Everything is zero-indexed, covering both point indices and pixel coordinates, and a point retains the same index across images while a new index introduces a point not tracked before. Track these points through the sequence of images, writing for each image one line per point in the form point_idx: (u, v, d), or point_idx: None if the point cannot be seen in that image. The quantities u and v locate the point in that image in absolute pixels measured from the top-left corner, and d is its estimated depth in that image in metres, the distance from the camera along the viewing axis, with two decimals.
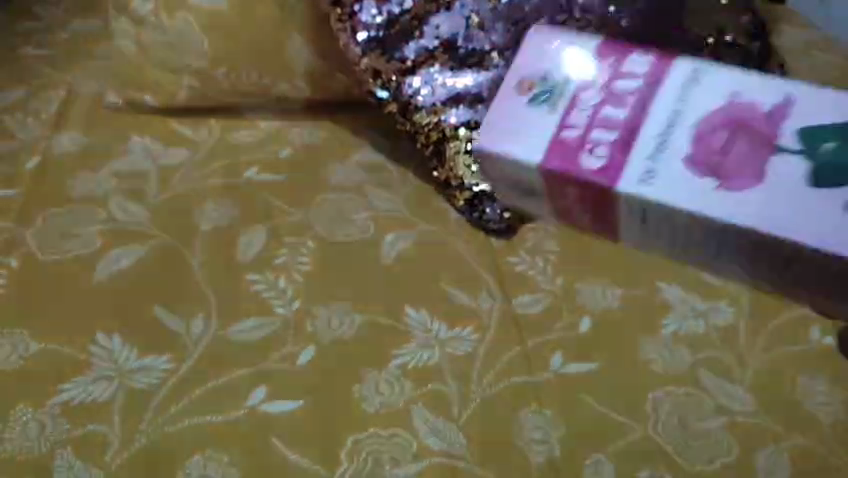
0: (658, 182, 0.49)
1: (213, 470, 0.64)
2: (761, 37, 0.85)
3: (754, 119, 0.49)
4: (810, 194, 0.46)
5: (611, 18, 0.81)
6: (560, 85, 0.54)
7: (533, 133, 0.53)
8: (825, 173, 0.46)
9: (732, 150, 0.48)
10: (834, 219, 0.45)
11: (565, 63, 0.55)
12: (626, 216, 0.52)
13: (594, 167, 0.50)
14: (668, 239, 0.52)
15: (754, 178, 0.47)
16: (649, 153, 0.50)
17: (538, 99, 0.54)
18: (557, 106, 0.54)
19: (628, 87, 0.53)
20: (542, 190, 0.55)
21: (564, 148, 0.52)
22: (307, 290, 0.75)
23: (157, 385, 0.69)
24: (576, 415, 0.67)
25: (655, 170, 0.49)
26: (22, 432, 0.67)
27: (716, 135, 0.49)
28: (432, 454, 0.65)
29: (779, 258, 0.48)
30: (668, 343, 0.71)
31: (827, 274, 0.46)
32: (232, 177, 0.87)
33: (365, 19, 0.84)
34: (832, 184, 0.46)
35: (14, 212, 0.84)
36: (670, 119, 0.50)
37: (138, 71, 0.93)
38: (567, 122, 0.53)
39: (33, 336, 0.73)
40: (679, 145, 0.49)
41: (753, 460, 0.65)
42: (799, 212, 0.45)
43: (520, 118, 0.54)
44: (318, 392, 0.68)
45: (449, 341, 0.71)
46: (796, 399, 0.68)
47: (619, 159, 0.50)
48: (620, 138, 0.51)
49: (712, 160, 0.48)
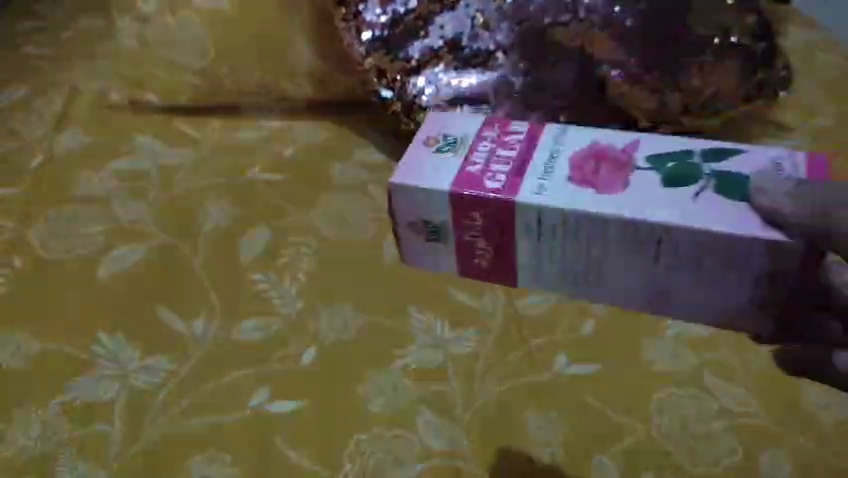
0: (554, 196, 0.47)
1: (216, 470, 0.63)
2: (766, 37, 0.83)
3: (615, 154, 0.49)
4: (676, 197, 0.46)
5: (615, 16, 0.81)
6: (460, 139, 0.52)
7: (435, 169, 0.50)
8: (723, 189, 0.46)
9: (599, 175, 0.48)
10: (705, 209, 0.45)
11: (460, 124, 0.53)
12: (528, 251, 0.49)
13: (499, 187, 0.48)
14: (574, 279, 0.50)
15: (620, 184, 0.47)
16: (540, 175, 0.48)
17: (443, 148, 0.51)
18: (462, 150, 0.51)
19: (518, 139, 0.51)
20: (455, 250, 0.51)
21: (469, 179, 0.49)
22: (311, 289, 0.75)
23: (160, 384, 0.68)
24: (579, 417, 0.67)
25: (546, 186, 0.47)
26: (25, 432, 0.66)
27: (586, 164, 0.49)
28: (436, 454, 0.64)
29: (635, 246, 0.46)
30: (673, 342, 0.71)
31: (746, 278, 0.45)
32: (236, 177, 0.87)
33: (370, 18, 0.87)
34: (683, 187, 0.46)
35: (18, 212, 0.84)
36: (553, 151, 0.50)
37: (143, 71, 0.94)
38: (470, 160, 0.50)
39: (35, 336, 0.72)
40: (564, 171, 0.48)
41: (757, 460, 0.64)
42: (681, 212, 0.45)
43: (430, 164, 0.50)
44: (321, 393, 0.68)
45: (452, 342, 0.71)
46: (799, 400, 0.67)
47: (517, 179, 0.48)
48: (520, 171, 0.49)
49: (587, 178, 0.48)
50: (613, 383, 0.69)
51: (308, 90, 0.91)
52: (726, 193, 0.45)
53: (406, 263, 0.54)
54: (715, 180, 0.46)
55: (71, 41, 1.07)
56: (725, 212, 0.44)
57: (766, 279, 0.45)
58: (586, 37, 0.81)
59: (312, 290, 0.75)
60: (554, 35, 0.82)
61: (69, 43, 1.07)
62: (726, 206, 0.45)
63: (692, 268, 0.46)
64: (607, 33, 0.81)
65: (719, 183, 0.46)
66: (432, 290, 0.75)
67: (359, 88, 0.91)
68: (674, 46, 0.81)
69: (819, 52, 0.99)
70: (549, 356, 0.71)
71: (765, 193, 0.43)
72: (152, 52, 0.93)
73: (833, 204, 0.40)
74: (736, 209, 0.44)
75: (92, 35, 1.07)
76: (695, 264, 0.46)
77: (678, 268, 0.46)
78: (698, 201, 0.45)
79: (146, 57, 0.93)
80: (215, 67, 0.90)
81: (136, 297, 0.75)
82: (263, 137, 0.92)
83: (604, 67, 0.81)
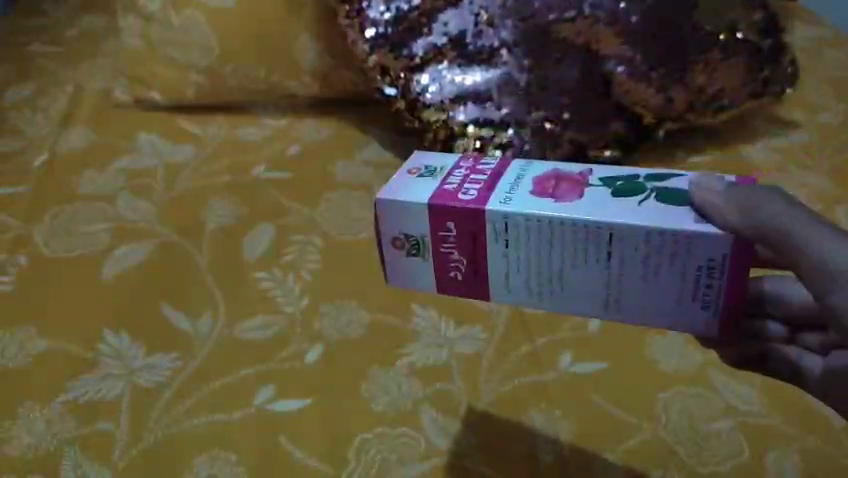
0: (520, 204, 0.51)
1: (220, 468, 0.62)
2: (771, 34, 0.85)
3: (572, 174, 0.53)
4: (625, 203, 0.50)
5: (621, 12, 0.80)
6: (440, 168, 0.56)
7: (414, 189, 0.53)
8: (669, 199, 0.50)
9: (559, 188, 0.52)
10: (655, 211, 0.49)
11: (438, 158, 0.57)
12: (498, 258, 0.53)
13: (471, 199, 0.52)
14: (539, 287, 0.53)
15: (576, 194, 0.51)
16: (507, 189, 0.52)
17: (423, 175, 0.55)
18: (439, 174, 0.55)
19: (489, 165, 0.55)
20: (434, 264, 0.54)
21: (444, 194, 0.52)
22: (315, 287, 0.75)
23: (165, 381, 0.68)
24: (584, 414, 0.66)
25: (512, 198, 0.51)
26: (29, 429, 0.65)
27: (547, 181, 0.53)
28: (442, 453, 0.64)
29: (596, 248, 0.50)
30: (678, 339, 0.72)
31: (691, 275, 0.49)
32: (240, 174, 0.87)
33: (373, 15, 0.85)
34: (633, 196, 0.51)
35: (23, 209, 0.84)
36: (518, 173, 0.54)
37: (146, 68, 0.94)
38: (446, 181, 0.54)
39: (40, 333, 0.72)
40: (528, 187, 0.52)
41: (763, 460, 0.63)
42: (631, 214, 0.49)
43: (409, 185, 0.54)
44: (325, 392, 0.68)
45: (457, 340, 0.71)
46: (803, 399, 0.67)
47: (488, 193, 0.52)
48: (489, 186, 0.53)
49: (548, 190, 0.52)
50: (619, 381, 0.69)
51: (312, 88, 0.91)
52: (670, 201, 0.50)
53: (390, 283, 0.57)
54: (661, 191, 0.51)
55: (75, 43, 1.07)
56: (670, 213, 0.49)
57: (710, 275, 0.49)
58: (591, 33, 0.81)
59: (317, 289, 0.75)
60: (559, 32, 0.81)
61: (73, 44, 1.07)
62: (670, 209, 0.49)
63: (651, 268, 0.50)
64: (613, 30, 0.80)
65: (665, 193, 0.51)
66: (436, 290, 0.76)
67: (363, 83, 0.91)
68: (680, 42, 0.81)
69: (813, 64, 1.01)
70: (554, 355, 0.71)
71: (705, 188, 0.48)
72: (156, 50, 0.93)
73: (764, 205, 0.46)
74: (680, 210, 0.49)
75: (95, 36, 1.08)
76: (646, 265, 0.50)
77: (631, 269, 0.51)
78: (645, 205, 0.50)
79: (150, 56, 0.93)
80: (219, 64, 0.91)
81: (141, 295, 0.74)
82: (267, 136, 0.92)
83: (610, 63, 0.82)
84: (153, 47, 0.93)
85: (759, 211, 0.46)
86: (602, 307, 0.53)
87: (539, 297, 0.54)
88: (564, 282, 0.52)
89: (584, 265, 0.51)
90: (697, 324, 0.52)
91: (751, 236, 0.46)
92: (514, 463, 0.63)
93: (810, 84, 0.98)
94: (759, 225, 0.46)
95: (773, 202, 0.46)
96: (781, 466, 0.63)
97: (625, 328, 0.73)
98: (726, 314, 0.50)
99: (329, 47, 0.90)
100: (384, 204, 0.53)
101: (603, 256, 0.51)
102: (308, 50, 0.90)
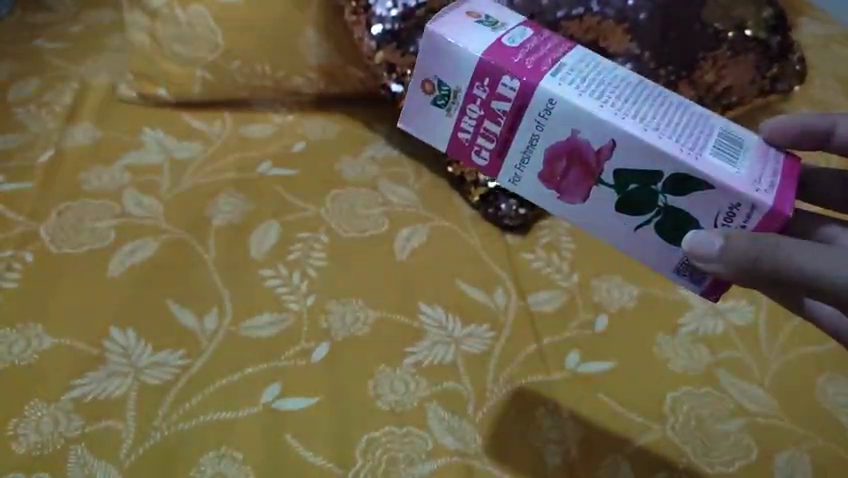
0: (524, 191, 0.58)
1: (228, 467, 0.63)
2: (781, 32, 0.88)
3: (589, 154, 0.55)
4: (624, 222, 0.57)
5: (630, 11, 0.81)
6: (454, 91, 0.57)
7: (434, 128, 0.59)
8: (670, 226, 0.56)
9: (568, 179, 0.57)
10: (649, 244, 0.57)
11: (455, 64, 0.56)
12: None
13: (483, 166, 0.59)
14: None
15: (582, 195, 0.57)
16: (518, 163, 0.57)
17: (438, 101, 0.58)
18: (453, 107, 0.57)
19: (504, 108, 0.55)
20: None
21: (460, 149, 0.59)
22: (321, 282, 0.75)
23: (173, 379, 0.68)
24: (593, 414, 0.67)
25: (519, 179, 0.58)
26: (35, 427, 0.65)
27: (558, 164, 0.56)
28: (450, 452, 0.64)
29: None
30: (684, 341, 0.72)
31: None
32: (247, 172, 0.87)
33: (380, 12, 0.81)
34: (636, 213, 0.56)
35: (29, 204, 0.83)
36: (533, 136, 0.56)
37: (151, 63, 0.93)
38: (460, 127, 0.58)
39: (45, 330, 0.71)
40: (537, 167, 0.57)
41: (772, 461, 0.65)
42: (626, 240, 0.58)
43: (426, 115, 0.59)
44: (335, 389, 0.68)
45: (464, 339, 0.71)
46: (813, 402, 0.69)
47: (499, 161, 0.58)
48: (499, 151, 0.57)
49: (556, 181, 0.57)
50: (628, 381, 0.69)
51: (318, 84, 0.92)
52: (667, 229, 0.56)
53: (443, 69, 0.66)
54: (666, 216, 0.56)
55: (77, 38, 1.07)
56: (665, 250, 0.57)
57: None
58: (600, 30, 0.81)
59: (323, 287, 0.75)
60: (566, 30, 0.80)
61: (75, 40, 1.06)
62: (661, 244, 0.57)
63: None
64: (621, 28, 0.81)
65: (671, 215, 0.56)
66: (444, 287, 0.75)
67: (368, 81, 0.92)
68: (687, 39, 0.84)
69: (821, 60, 1.02)
70: (561, 354, 0.71)
71: (704, 256, 0.51)
72: (162, 46, 0.92)
73: (760, 254, 0.48)
74: (671, 247, 0.57)
75: (94, 33, 1.08)
76: None
77: None
78: (640, 233, 0.57)
79: (155, 53, 0.93)
80: (225, 60, 0.91)
81: (147, 294, 0.74)
82: (273, 134, 0.92)
83: (619, 60, 0.82)
84: (160, 43, 0.92)
85: (760, 262, 0.48)
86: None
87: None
88: None
89: None
90: None
91: (753, 281, 0.49)
92: (525, 464, 0.64)
93: (817, 82, 0.98)
94: (758, 272, 0.48)
95: (771, 249, 0.48)
96: (791, 464, 0.64)
97: (633, 326, 0.73)
98: None
99: (336, 45, 0.90)
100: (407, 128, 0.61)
101: None
102: (315, 47, 0.90)
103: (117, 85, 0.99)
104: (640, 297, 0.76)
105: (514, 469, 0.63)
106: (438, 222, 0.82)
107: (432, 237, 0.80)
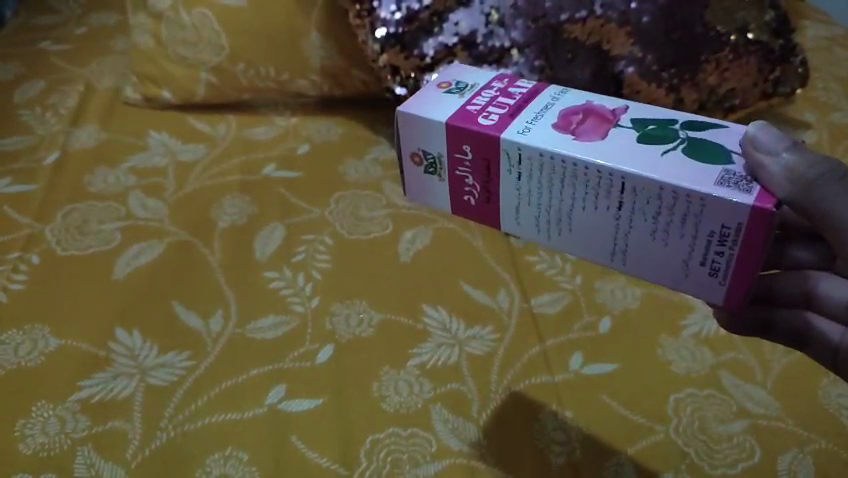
0: (535, 136, 0.53)
1: (233, 468, 0.62)
2: (784, 34, 0.89)
3: (605, 110, 0.55)
4: (648, 152, 0.51)
5: (632, 13, 0.81)
6: (470, 85, 0.60)
7: (441, 107, 0.57)
8: (695, 153, 0.51)
9: (582, 126, 0.54)
10: (676, 166, 0.50)
11: (474, 76, 0.62)
12: (509, 191, 0.56)
13: (489, 125, 0.54)
14: (547, 228, 0.57)
15: (601, 134, 0.53)
16: (529, 119, 0.55)
17: (452, 90, 0.59)
18: (466, 92, 0.59)
19: (520, 90, 0.58)
20: (449, 185, 0.59)
21: (464, 115, 0.56)
22: (326, 284, 0.76)
23: (179, 381, 0.68)
24: (597, 415, 0.67)
25: (532, 128, 0.54)
26: (41, 428, 0.65)
27: (572, 116, 0.55)
28: (454, 453, 0.64)
29: (610, 197, 0.52)
30: (688, 342, 0.73)
31: (702, 240, 0.50)
32: (251, 174, 0.87)
33: (384, 15, 0.81)
34: (660, 146, 0.52)
35: (35, 205, 0.83)
36: (547, 103, 0.57)
37: (156, 66, 0.94)
38: (471, 102, 0.57)
39: (52, 332, 0.71)
40: (550, 120, 0.55)
41: (776, 461, 0.64)
42: (654, 165, 0.50)
43: (437, 99, 0.59)
44: (340, 389, 0.68)
45: (467, 340, 0.72)
46: (816, 403, 0.68)
47: (508, 120, 0.55)
48: (511, 112, 0.56)
49: (570, 127, 0.54)
50: (630, 381, 0.69)
51: (322, 87, 0.92)
52: (696, 156, 0.51)
53: (408, 195, 0.62)
54: (692, 146, 0.51)
55: (83, 40, 1.07)
56: (697, 170, 0.49)
57: (722, 242, 0.49)
58: (603, 33, 0.81)
59: (328, 289, 0.75)
60: (568, 32, 0.81)
61: (80, 42, 1.07)
62: (691, 164, 0.50)
63: (661, 217, 0.51)
64: (625, 31, 0.81)
65: (696, 146, 0.51)
66: (447, 288, 0.76)
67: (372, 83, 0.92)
68: (687, 43, 0.84)
69: (826, 63, 1.02)
70: (564, 356, 0.71)
71: (764, 150, 0.48)
72: (167, 49, 0.93)
73: (818, 186, 0.48)
74: (704, 168, 0.50)
75: (100, 34, 1.09)
76: (655, 222, 0.51)
77: (641, 223, 0.52)
78: (668, 157, 0.51)
79: (161, 56, 0.93)
80: (229, 63, 0.91)
81: (153, 296, 0.75)
82: (277, 136, 0.93)
83: (620, 63, 0.83)
84: (164, 45, 0.93)
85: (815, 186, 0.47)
86: (609, 253, 0.55)
87: (544, 233, 0.57)
88: (571, 222, 0.55)
89: (595, 209, 0.53)
90: (707, 290, 0.52)
91: (794, 201, 0.48)
92: (528, 465, 0.63)
93: (819, 85, 0.99)
94: (805, 196, 0.48)
95: (830, 184, 0.48)
96: (794, 465, 0.63)
97: (634, 326, 0.74)
98: (735, 283, 0.51)
99: (340, 47, 0.89)
100: (404, 117, 0.57)
101: (615, 203, 0.52)
102: (318, 49, 0.89)
103: (122, 86, 0.99)
104: (643, 299, 0.76)
105: (516, 470, 0.63)
106: (442, 223, 0.82)
107: (435, 239, 0.81)
